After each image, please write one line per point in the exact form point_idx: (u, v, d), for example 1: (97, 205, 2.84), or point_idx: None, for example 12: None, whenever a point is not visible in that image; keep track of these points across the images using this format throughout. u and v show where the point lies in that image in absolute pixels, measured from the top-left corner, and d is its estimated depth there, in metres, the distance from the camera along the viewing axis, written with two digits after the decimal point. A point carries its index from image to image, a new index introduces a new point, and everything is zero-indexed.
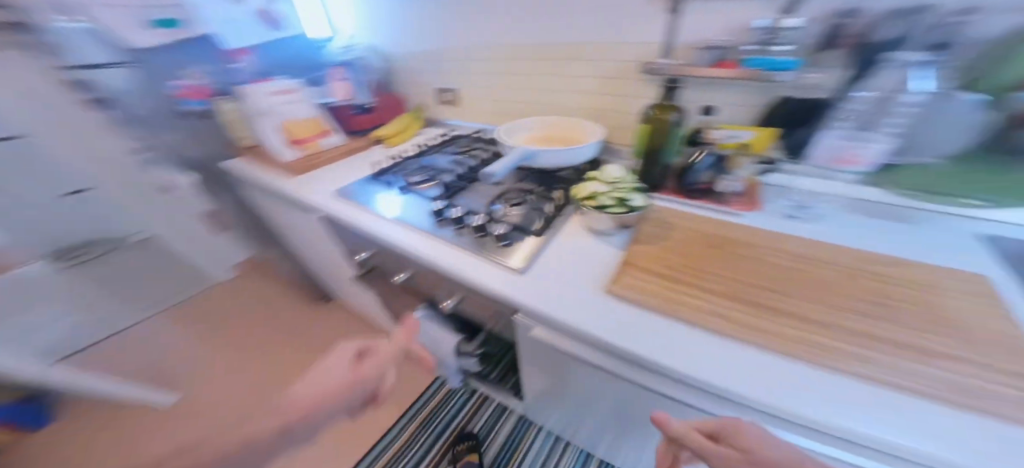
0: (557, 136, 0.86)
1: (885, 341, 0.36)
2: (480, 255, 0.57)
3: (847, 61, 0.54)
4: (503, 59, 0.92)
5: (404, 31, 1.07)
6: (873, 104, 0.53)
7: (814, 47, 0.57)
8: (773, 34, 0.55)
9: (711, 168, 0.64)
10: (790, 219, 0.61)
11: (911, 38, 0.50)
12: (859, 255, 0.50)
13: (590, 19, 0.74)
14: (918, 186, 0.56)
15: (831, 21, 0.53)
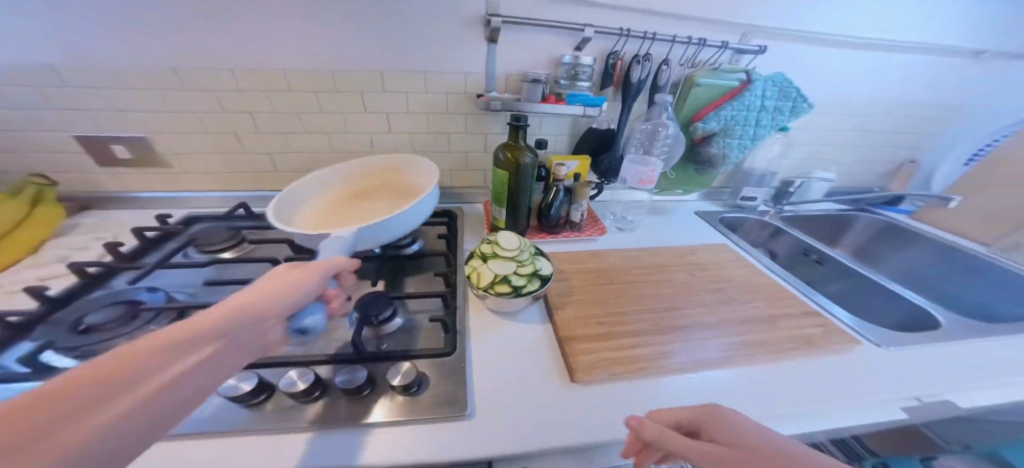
0: (371, 191, 0.66)
1: (741, 321, 0.53)
2: (405, 424, 0.37)
3: (617, 95, 0.68)
4: (260, 92, 0.63)
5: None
6: (645, 135, 0.72)
7: (599, 81, 0.66)
8: (575, 69, 0.63)
9: (565, 203, 0.70)
10: (620, 231, 0.77)
11: (645, 81, 0.65)
12: (678, 250, 0.70)
13: (397, 45, 0.62)
14: (664, 187, 0.85)
15: (606, 61, 0.64)
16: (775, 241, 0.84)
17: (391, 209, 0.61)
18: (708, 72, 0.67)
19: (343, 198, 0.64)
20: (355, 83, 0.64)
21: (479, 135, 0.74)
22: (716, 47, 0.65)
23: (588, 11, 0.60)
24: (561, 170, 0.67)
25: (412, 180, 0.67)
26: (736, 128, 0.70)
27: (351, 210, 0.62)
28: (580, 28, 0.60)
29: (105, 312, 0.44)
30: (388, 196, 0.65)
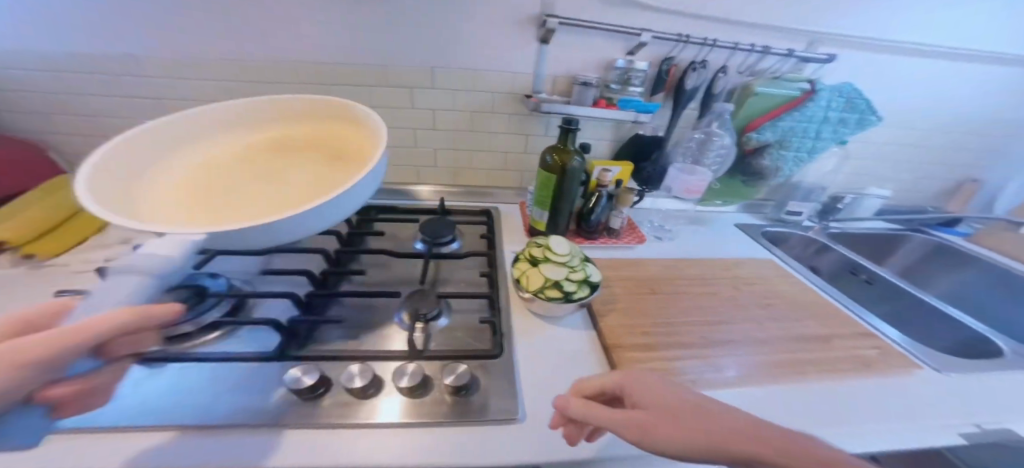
0: (251, 159, 0.53)
1: (793, 337, 0.52)
2: (458, 423, 0.38)
3: (666, 100, 0.69)
4: (317, 83, 0.64)
5: (54, 10, 0.54)
6: (698, 145, 0.72)
7: (648, 86, 0.66)
8: (627, 73, 0.64)
9: (607, 209, 0.71)
10: (658, 240, 0.77)
11: (698, 88, 0.66)
12: (720, 262, 0.69)
13: (449, 43, 0.63)
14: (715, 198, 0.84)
15: (659, 66, 0.64)
16: (820, 257, 0.82)
17: (318, 176, 0.51)
18: (768, 81, 0.67)
19: (215, 180, 0.49)
20: (406, 78, 0.66)
21: (521, 135, 0.76)
22: (780, 55, 0.65)
23: (647, 16, 0.61)
24: (607, 175, 0.67)
25: (316, 132, 0.57)
26: (793, 140, 0.71)
27: (253, 192, 0.48)
28: (636, 33, 0.60)
29: (174, 295, 0.48)
30: (285, 159, 0.54)
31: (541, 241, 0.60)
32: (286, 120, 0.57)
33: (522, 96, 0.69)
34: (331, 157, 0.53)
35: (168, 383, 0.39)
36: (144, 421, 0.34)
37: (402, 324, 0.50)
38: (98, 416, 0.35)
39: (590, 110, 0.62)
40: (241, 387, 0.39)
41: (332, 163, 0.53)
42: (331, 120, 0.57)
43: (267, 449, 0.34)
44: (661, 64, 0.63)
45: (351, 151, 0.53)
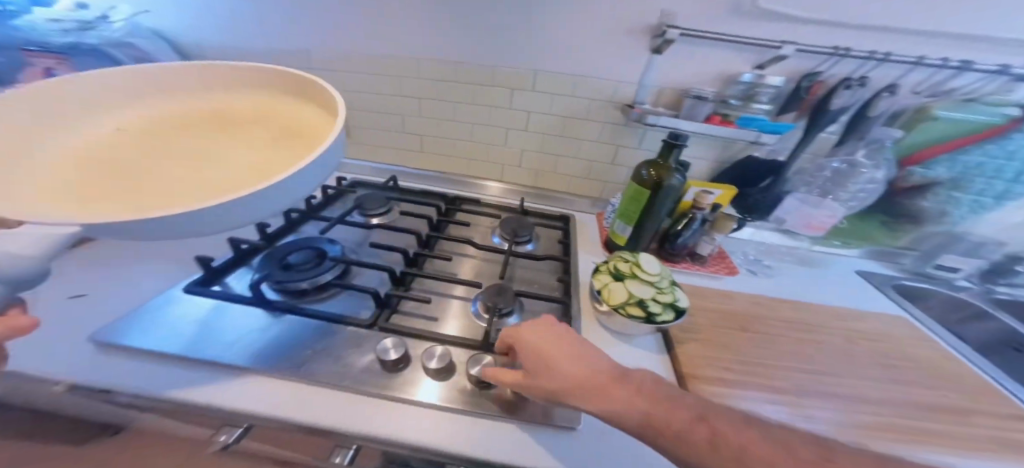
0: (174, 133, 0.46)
1: (923, 409, 0.45)
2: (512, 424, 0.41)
3: (800, 119, 0.62)
4: (433, 80, 0.71)
5: (259, 15, 0.68)
6: (834, 176, 0.65)
7: (777, 102, 0.61)
8: (753, 88, 0.59)
9: (697, 234, 0.67)
10: (752, 275, 0.70)
11: (850, 108, 0.59)
12: (829, 310, 0.61)
13: (556, 49, 0.64)
14: (843, 238, 0.75)
15: (799, 81, 0.58)
16: (968, 325, 0.71)
17: (263, 157, 0.45)
18: (952, 104, 0.58)
19: (122, 160, 0.42)
20: (509, 79, 0.69)
21: (612, 146, 0.74)
22: (987, 72, 0.55)
23: (788, 28, 0.55)
24: (707, 198, 0.62)
25: (256, 110, 0.51)
26: (975, 179, 0.64)
27: (172, 172, 0.41)
28: (777, 45, 0.55)
29: (300, 253, 0.58)
30: (219, 136, 0.47)
31: (628, 257, 0.58)
32: (244, 95, 0.52)
33: (622, 105, 0.67)
34: (277, 137, 0.47)
35: (278, 333, 0.48)
36: (248, 365, 0.43)
37: (480, 317, 0.55)
38: (217, 354, 0.44)
39: (703, 127, 0.60)
40: (335, 348, 0.47)
41: (284, 143, 0.46)
42: (275, 97, 0.51)
43: (336, 405, 0.41)
44: (802, 79, 0.58)
45: (304, 130, 0.47)
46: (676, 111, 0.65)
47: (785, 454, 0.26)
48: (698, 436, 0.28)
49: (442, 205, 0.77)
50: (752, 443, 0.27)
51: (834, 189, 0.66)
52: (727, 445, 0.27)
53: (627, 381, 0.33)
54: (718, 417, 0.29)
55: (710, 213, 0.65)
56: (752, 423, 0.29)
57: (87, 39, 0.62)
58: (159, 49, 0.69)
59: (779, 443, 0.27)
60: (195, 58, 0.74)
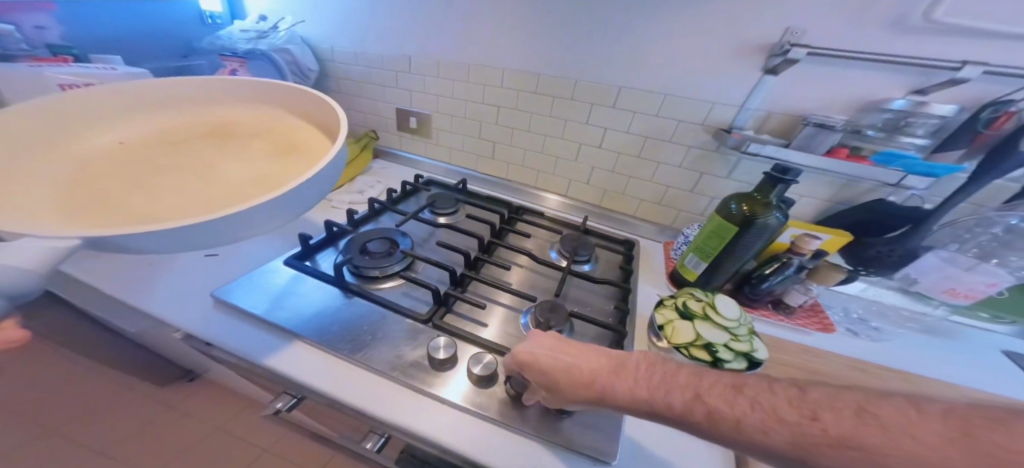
0: (177, 147, 0.48)
1: None
2: (541, 444, 0.39)
3: (966, 158, 0.52)
4: (514, 89, 0.72)
5: (382, 24, 0.75)
6: (1012, 236, 0.52)
7: (937, 136, 0.53)
8: (906, 116, 0.52)
9: (787, 280, 0.59)
10: (854, 336, 0.59)
11: None
12: (966, 394, 0.49)
13: (651, 65, 0.61)
14: (1000, 310, 0.59)
15: (978, 111, 0.48)
16: None
17: (255, 170, 0.46)
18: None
19: (123, 167, 0.42)
20: (589, 93, 0.67)
21: (695, 173, 0.68)
22: None
23: (970, 47, 0.46)
24: (811, 242, 0.54)
25: (259, 125, 0.53)
26: None
27: (174, 179, 0.42)
28: (957, 65, 0.46)
29: (378, 242, 0.62)
30: (220, 145, 0.49)
31: (699, 295, 0.53)
32: (244, 107, 0.55)
33: (717, 129, 0.62)
34: (274, 151, 0.48)
35: (348, 314, 0.51)
36: (319, 341, 0.46)
37: (527, 330, 0.52)
38: (297, 327, 0.47)
39: (829, 161, 0.52)
40: (394, 338, 0.48)
41: (278, 157, 0.48)
42: (285, 113, 0.54)
43: (391, 398, 0.42)
44: (983, 107, 0.48)
45: (304, 146, 0.49)
46: (786, 140, 0.58)
47: (776, 420, 0.24)
48: (696, 414, 0.28)
49: (506, 212, 0.77)
50: (743, 412, 0.25)
51: (998, 250, 0.54)
52: (723, 420, 0.26)
53: (622, 370, 0.32)
54: (710, 388, 0.28)
55: (810, 259, 0.56)
56: (742, 386, 0.27)
57: (261, 46, 0.76)
58: (305, 54, 0.80)
59: (768, 406, 0.25)
60: (327, 61, 0.85)
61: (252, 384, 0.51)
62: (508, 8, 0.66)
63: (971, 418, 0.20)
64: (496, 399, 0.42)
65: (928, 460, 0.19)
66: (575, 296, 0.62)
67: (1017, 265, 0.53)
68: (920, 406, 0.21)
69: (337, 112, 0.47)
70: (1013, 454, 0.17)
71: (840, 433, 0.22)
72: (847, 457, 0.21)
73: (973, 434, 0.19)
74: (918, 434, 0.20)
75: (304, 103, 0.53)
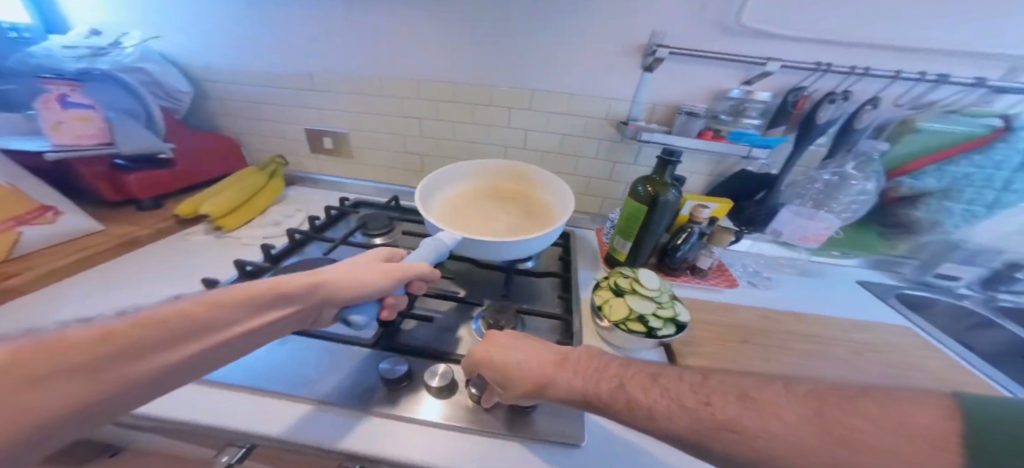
0: (491, 200, 0.67)
1: None
2: (514, 437, 0.38)
3: (788, 131, 0.65)
4: (429, 99, 0.73)
5: (271, 44, 0.72)
6: (827, 188, 0.66)
7: (770, 116, 0.64)
8: (742, 104, 0.63)
9: (695, 247, 0.67)
10: (752, 285, 0.70)
11: (837, 120, 0.61)
12: (832, 318, 0.60)
13: (547, 67, 0.66)
14: (847, 247, 0.74)
15: (786, 96, 0.61)
16: (976, 333, 0.70)
17: (505, 228, 0.59)
18: (938, 115, 0.59)
19: (478, 212, 0.63)
20: (505, 98, 0.71)
21: (608, 163, 0.75)
22: (962, 85, 0.57)
23: (774, 45, 0.59)
24: (703, 211, 0.62)
25: (537, 193, 0.69)
26: (963, 189, 0.62)
27: (468, 227, 0.58)
28: (761, 62, 0.58)
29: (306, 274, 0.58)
30: (516, 205, 0.67)
31: (629, 270, 0.58)
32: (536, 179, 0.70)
33: (618, 122, 0.69)
34: (524, 211, 0.64)
35: (283, 354, 0.46)
36: (250, 385, 0.41)
37: (480, 334, 0.52)
38: (225, 375, 0.42)
39: (696, 142, 0.62)
40: (339, 367, 0.45)
41: (527, 221, 0.62)
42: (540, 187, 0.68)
43: (340, 426, 0.39)
44: (788, 93, 0.61)
45: (538, 217, 0.62)
46: (669, 127, 0.67)
47: (678, 406, 0.27)
48: (619, 402, 0.31)
49: None
50: (654, 400, 0.29)
51: (823, 200, 0.68)
52: (639, 407, 0.29)
53: (565, 363, 0.36)
54: (631, 379, 0.31)
55: (707, 226, 0.64)
56: (658, 376, 0.31)
57: (99, 64, 0.64)
58: (167, 73, 0.72)
59: (675, 393, 0.28)
60: (205, 81, 0.78)
61: (162, 448, 0.45)
62: (406, 22, 0.67)
63: (827, 397, 0.24)
64: (458, 403, 0.41)
65: (792, 441, 0.22)
66: (517, 292, 0.64)
67: (838, 210, 0.67)
68: (791, 386, 0.25)
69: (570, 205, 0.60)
70: (853, 433, 0.21)
71: (727, 418, 0.25)
72: (731, 438, 0.24)
73: (822, 414, 0.23)
74: (784, 416, 0.24)
75: (550, 184, 0.66)
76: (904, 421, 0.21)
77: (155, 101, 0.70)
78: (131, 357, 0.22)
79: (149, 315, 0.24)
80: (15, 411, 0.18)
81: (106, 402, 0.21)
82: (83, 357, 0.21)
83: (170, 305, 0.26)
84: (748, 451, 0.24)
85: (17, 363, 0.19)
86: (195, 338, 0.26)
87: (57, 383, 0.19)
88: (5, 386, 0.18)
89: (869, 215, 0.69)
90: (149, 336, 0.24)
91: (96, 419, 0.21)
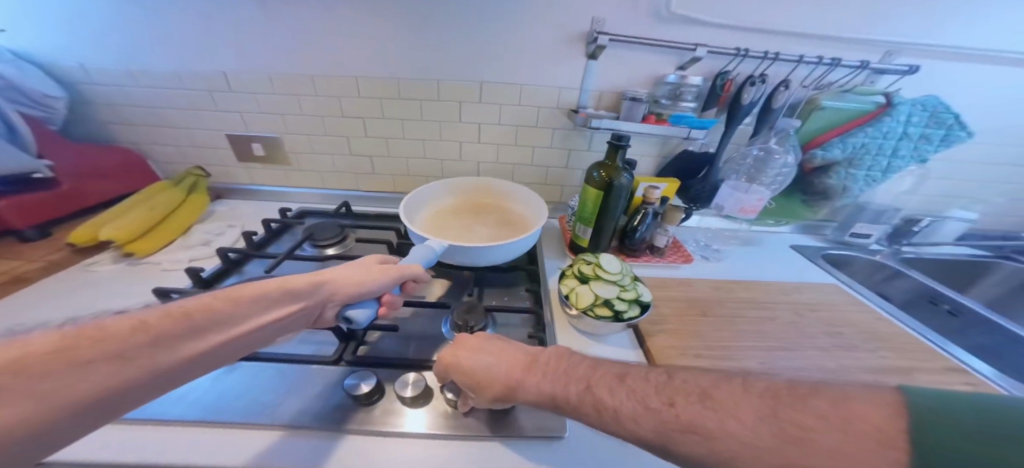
0: (470, 212, 0.69)
1: (857, 368, 0.48)
2: (496, 436, 0.37)
3: (719, 112, 0.70)
4: (369, 96, 0.68)
5: (171, 39, 0.63)
6: (755, 163, 0.73)
7: (703, 99, 0.68)
8: (677, 88, 0.66)
9: (651, 227, 0.70)
10: (704, 259, 0.74)
11: (757, 102, 0.67)
12: (771, 282, 0.66)
13: (491, 58, 0.65)
14: (779, 216, 0.82)
15: (714, 80, 0.66)
16: (889, 284, 0.78)
17: (486, 236, 0.62)
18: (835, 94, 0.67)
19: (458, 223, 0.65)
20: (452, 92, 0.68)
21: (564, 151, 0.76)
22: (851, 67, 0.66)
23: (701, 31, 0.62)
24: (654, 192, 0.65)
25: (513, 205, 0.71)
26: (863, 157, 0.69)
27: (450, 235, 0.61)
28: (691, 48, 0.62)
29: None
30: (493, 216, 0.69)
31: (591, 256, 0.59)
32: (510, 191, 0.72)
33: (568, 110, 0.70)
34: (501, 222, 0.67)
35: (229, 379, 0.41)
36: (197, 417, 0.36)
37: (449, 337, 0.50)
38: (165, 410, 0.37)
39: (643, 126, 0.64)
40: (298, 386, 0.41)
41: (505, 229, 0.65)
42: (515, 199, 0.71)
43: (310, 449, 0.35)
44: (716, 78, 0.65)
45: (515, 226, 0.65)
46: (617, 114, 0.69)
47: (643, 408, 0.28)
48: (587, 406, 0.31)
49: (399, 226, 0.72)
50: (620, 403, 0.29)
51: (754, 174, 0.74)
52: (606, 410, 0.29)
53: (534, 366, 0.35)
54: (599, 380, 0.31)
55: (659, 206, 0.67)
56: (624, 376, 0.31)
57: None
58: (26, 74, 0.60)
59: (640, 395, 0.29)
60: (82, 84, 0.66)
61: None
62: (333, 12, 0.61)
63: (781, 393, 0.25)
64: (435, 408, 0.39)
65: (747, 439, 0.24)
66: (485, 288, 0.62)
67: (766, 182, 0.74)
68: (748, 384, 0.27)
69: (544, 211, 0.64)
70: (804, 431, 0.23)
71: (688, 419, 0.26)
72: (693, 439, 0.25)
73: (777, 415, 0.24)
74: (741, 416, 0.25)
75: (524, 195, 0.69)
76: (853, 419, 0.22)
77: (14, 107, 0.58)
78: (157, 346, 0.26)
79: (173, 308, 0.28)
80: (61, 391, 0.22)
81: (138, 387, 0.25)
82: (120, 346, 0.25)
83: (196, 299, 0.30)
84: (707, 450, 0.25)
85: (69, 349, 0.23)
86: (213, 329, 0.29)
87: (96, 367, 0.23)
88: (57, 369, 0.22)
89: (795, 183, 0.77)
90: (173, 327, 0.27)
91: (133, 402, 0.25)
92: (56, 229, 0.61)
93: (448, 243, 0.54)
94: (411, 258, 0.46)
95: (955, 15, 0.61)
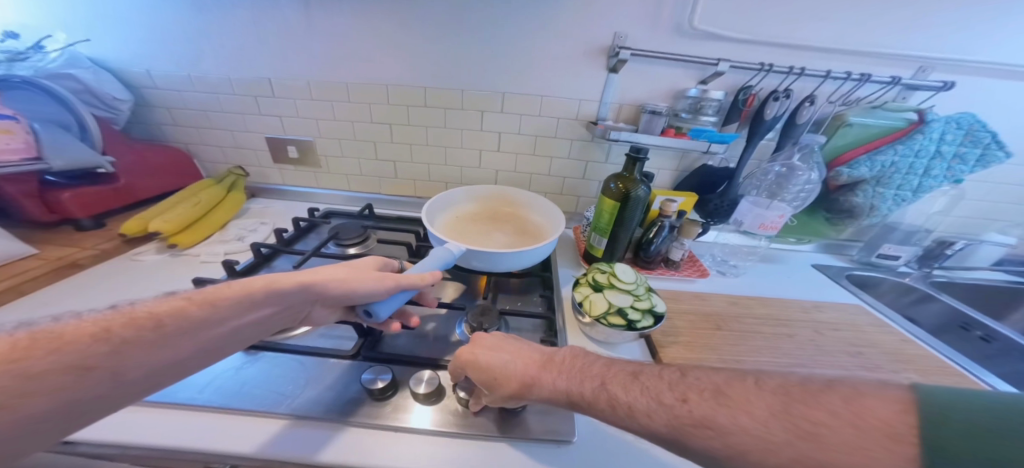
0: (490, 219, 0.71)
1: None
2: (507, 438, 0.38)
3: (741, 127, 0.70)
4: (397, 104, 0.72)
5: (222, 48, 0.68)
6: (776, 179, 0.72)
7: (724, 113, 0.69)
8: (699, 102, 0.66)
9: (667, 240, 0.69)
10: (722, 274, 0.73)
11: (781, 117, 0.66)
12: (791, 301, 0.64)
13: (516, 70, 0.67)
14: (800, 233, 0.81)
15: (736, 95, 0.66)
16: (919, 308, 0.75)
17: (503, 242, 0.63)
18: (864, 110, 0.66)
19: (477, 229, 0.67)
20: (477, 100, 0.71)
21: (581, 161, 0.77)
22: (881, 83, 0.65)
23: (723, 47, 0.63)
24: (671, 205, 0.65)
25: (531, 214, 0.73)
26: (892, 175, 0.67)
27: (470, 240, 0.63)
28: (713, 63, 0.63)
29: None
30: (510, 224, 0.70)
31: (606, 265, 0.59)
32: (528, 201, 0.73)
33: (587, 122, 0.71)
34: (518, 230, 0.68)
35: (255, 370, 0.43)
36: (223, 404, 0.38)
37: (464, 338, 0.51)
38: (192, 396, 0.39)
39: (664, 139, 0.64)
40: (317, 378, 0.43)
41: (522, 238, 0.66)
42: (534, 208, 0.72)
43: (325, 438, 0.37)
44: (738, 92, 0.66)
45: (533, 236, 0.66)
46: (636, 125, 0.70)
47: (657, 403, 0.28)
48: (601, 401, 0.31)
49: (419, 229, 0.75)
50: (634, 397, 0.30)
51: (776, 190, 0.73)
52: (620, 406, 0.30)
53: (548, 364, 0.36)
54: (614, 378, 0.32)
55: (677, 219, 0.67)
56: (638, 374, 0.31)
57: (19, 70, 0.61)
58: (101, 80, 0.67)
59: (654, 391, 0.29)
60: (144, 88, 0.73)
61: None
62: (371, 25, 0.65)
63: (792, 390, 0.25)
64: (446, 405, 0.40)
65: (761, 435, 0.24)
66: (500, 294, 0.63)
67: (788, 199, 0.73)
68: (761, 381, 0.27)
69: (561, 224, 0.64)
70: (814, 425, 0.23)
71: (701, 415, 0.26)
72: (706, 435, 0.26)
73: (790, 410, 0.24)
74: (753, 411, 0.25)
75: (542, 205, 0.71)
76: (865, 414, 0.22)
77: (88, 110, 0.65)
78: (117, 354, 0.27)
79: (138, 315, 0.29)
80: None
81: (95, 396, 0.26)
82: (74, 358, 0.26)
83: (160, 305, 0.30)
84: (720, 445, 0.25)
85: (22, 360, 0.24)
86: (181, 336, 0.30)
87: (50, 378, 0.25)
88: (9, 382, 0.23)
89: (819, 201, 0.75)
90: (134, 334, 0.28)
91: (85, 412, 0.26)
92: (108, 220, 0.66)
93: (466, 247, 0.55)
94: (429, 259, 0.48)
95: (992, 30, 0.59)
